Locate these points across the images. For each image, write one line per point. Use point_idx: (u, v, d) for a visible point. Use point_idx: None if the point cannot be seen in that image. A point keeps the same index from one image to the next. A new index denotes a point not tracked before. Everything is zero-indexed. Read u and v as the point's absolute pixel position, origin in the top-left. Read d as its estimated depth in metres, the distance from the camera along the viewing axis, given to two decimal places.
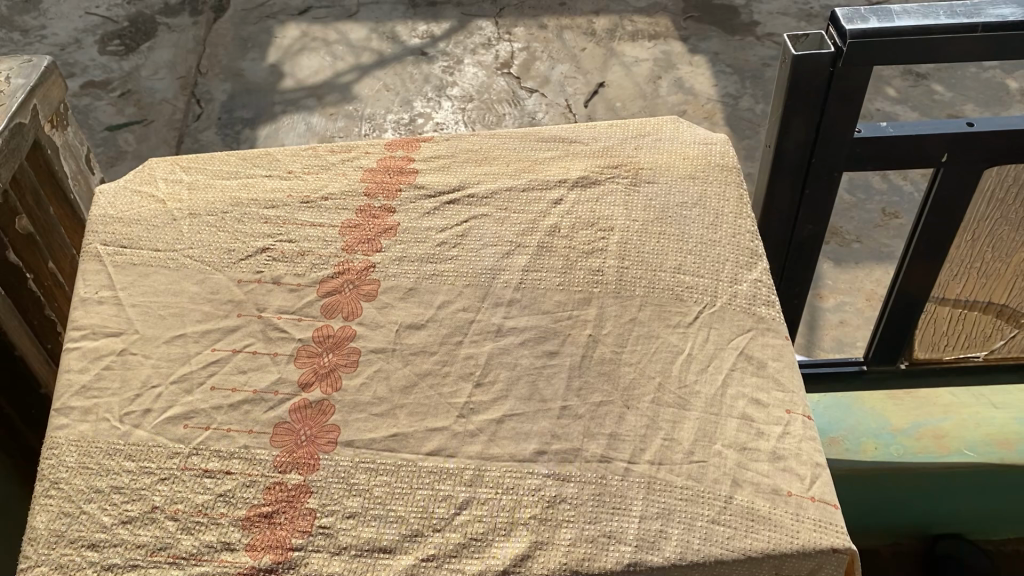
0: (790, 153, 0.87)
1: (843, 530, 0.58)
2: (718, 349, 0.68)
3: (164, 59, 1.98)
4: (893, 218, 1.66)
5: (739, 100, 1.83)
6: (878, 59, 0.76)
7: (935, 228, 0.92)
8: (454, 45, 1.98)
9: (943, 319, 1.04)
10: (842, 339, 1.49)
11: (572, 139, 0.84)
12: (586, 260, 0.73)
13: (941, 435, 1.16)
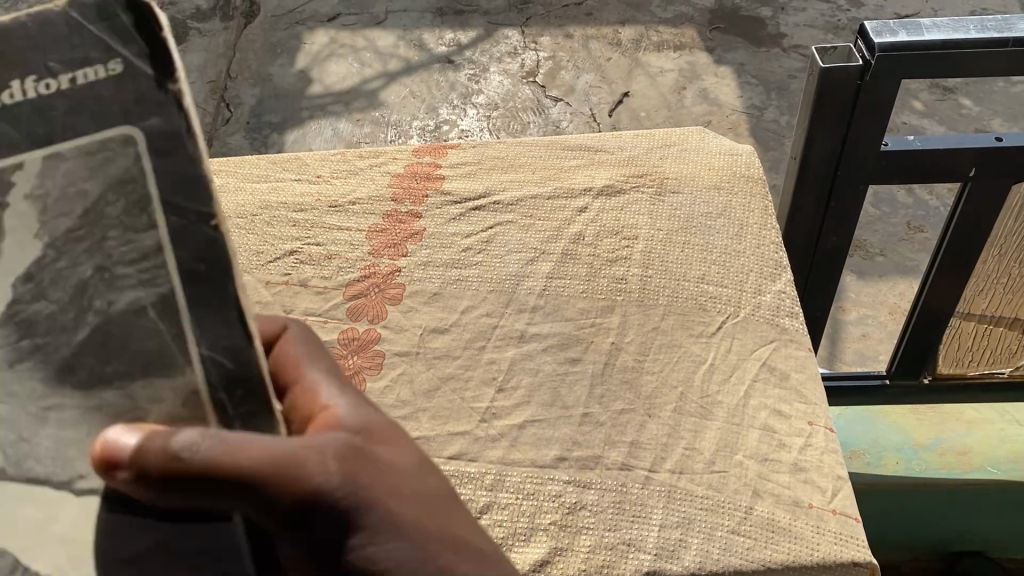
0: (815, 166, 0.86)
1: (864, 544, 0.58)
2: (740, 360, 0.68)
3: (195, 63, 2.01)
4: (918, 231, 1.64)
5: (763, 112, 1.83)
6: (906, 73, 0.76)
7: (961, 243, 0.91)
8: (480, 53, 1.99)
9: (967, 334, 1.04)
10: (864, 354, 1.49)
11: (597, 148, 0.85)
12: (610, 268, 0.73)
13: (965, 451, 1.15)
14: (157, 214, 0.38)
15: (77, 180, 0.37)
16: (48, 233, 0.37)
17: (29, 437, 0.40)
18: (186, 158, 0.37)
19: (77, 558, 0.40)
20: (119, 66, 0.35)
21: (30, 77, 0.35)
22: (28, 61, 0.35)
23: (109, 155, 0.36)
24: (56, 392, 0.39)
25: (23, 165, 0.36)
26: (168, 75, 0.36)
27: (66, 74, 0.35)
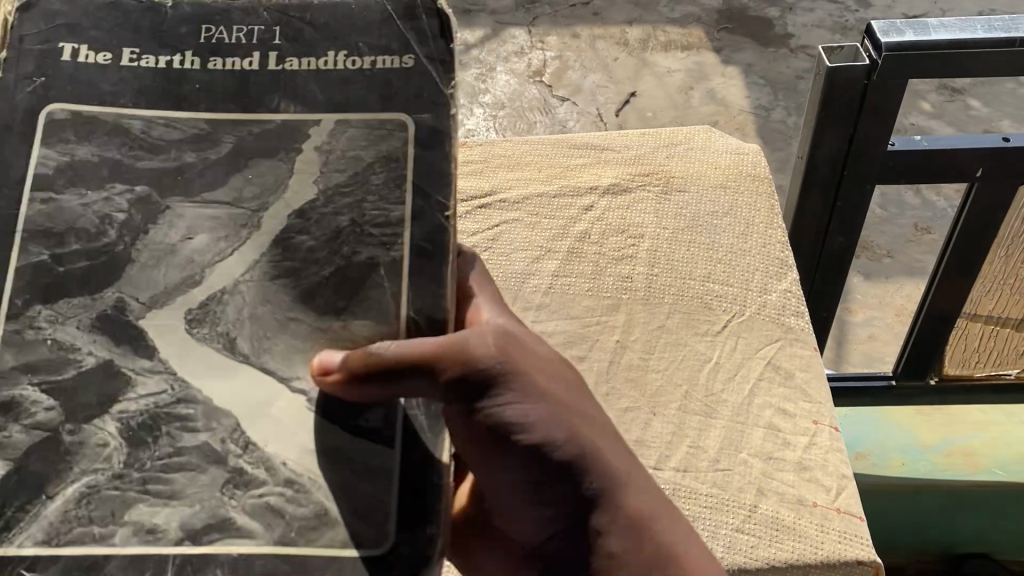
0: (822, 165, 0.86)
1: (869, 542, 0.58)
2: (745, 358, 0.68)
3: None
4: (925, 234, 1.63)
5: (771, 112, 1.86)
6: (912, 72, 0.76)
7: (968, 243, 0.91)
8: (487, 53, 1.97)
9: (974, 335, 1.03)
10: (870, 355, 1.49)
11: (603, 146, 0.84)
12: (616, 266, 0.73)
13: (970, 453, 1.15)
14: (407, 193, 0.47)
15: (354, 147, 0.48)
16: (322, 182, 0.48)
17: (270, 337, 0.46)
18: (436, 150, 0.47)
19: (287, 436, 0.44)
20: (410, 62, 0.48)
21: (342, 51, 0.48)
22: (347, 40, 0.49)
23: (380, 135, 0.48)
24: (299, 307, 0.46)
25: (321, 122, 0.48)
26: (446, 78, 0.48)
27: (370, 57, 0.48)
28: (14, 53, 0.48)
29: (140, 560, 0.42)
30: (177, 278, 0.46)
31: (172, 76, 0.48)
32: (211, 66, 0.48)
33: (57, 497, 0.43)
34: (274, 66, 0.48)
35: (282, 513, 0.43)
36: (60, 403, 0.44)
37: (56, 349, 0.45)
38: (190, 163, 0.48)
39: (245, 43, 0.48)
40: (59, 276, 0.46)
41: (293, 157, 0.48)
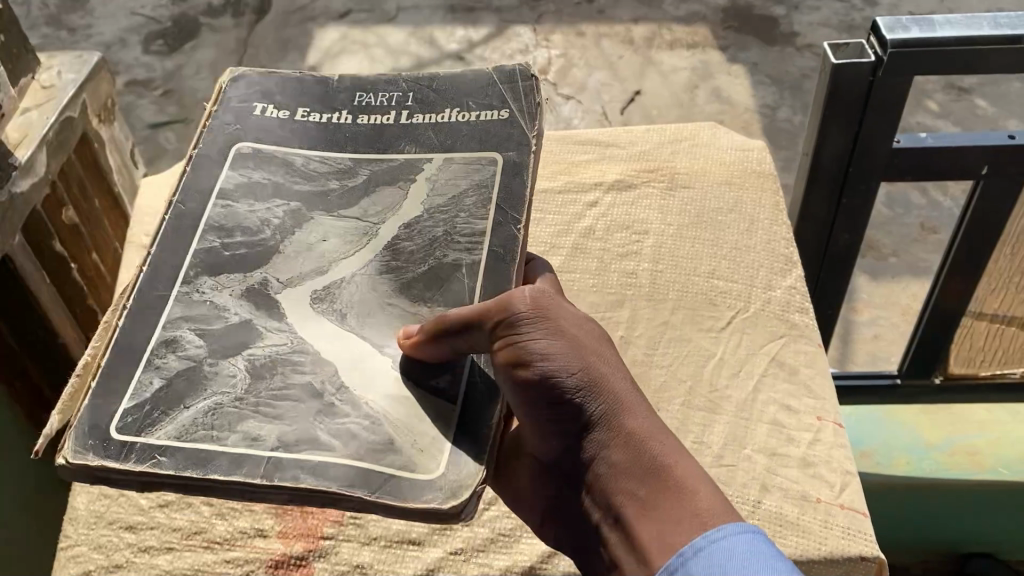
0: (827, 162, 0.86)
1: (872, 539, 0.58)
2: (750, 355, 0.68)
3: (206, 59, 1.96)
4: (931, 233, 1.63)
5: (777, 111, 1.84)
6: (917, 68, 0.76)
7: (973, 240, 0.91)
8: (492, 51, 1.96)
9: (979, 333, 1.03)
10: (875, 355, 1.49)
11: (608, 143, 0.84)
12: (620, 262, 0.73)
13: (975, 452, 1.14)
14: (491, 213, 0.57)
15: (453, 178, 0.59)
16: (427, 204, 0.59)
17: (373, 314, 0.54)
18: (517, 180, 0.58)
19: (372, 385, 0.51)
20: (505, 114, 0.61)
21: (456, 109, 0.63)
22: (460, 101, 0.63)
23: (474, 168, 0.59)
24: (398, 296, 0.55)
25: (431, 162, 0.61)
26: (532, 126, 0.61)
27: (477, 111, 0.62)
28: (221, 111, 0.65)
29: (242, 459, 0.47)
30: (311, 269, 0.56)
31: (331, 128, 0.63)
32: (357, 121, 0.63)
33: (190, 408, 0.50)
34: (404, 120, 0.63)
35: (358, 436, 0.48)
36: (206, 344, 0.53)
37: (210, 306, 0.54)
38: (331, 188, 0.60)
39: (387, 105, 0.64)
40: (225, 258, 0.57)
41: (410, 184, 0.60)
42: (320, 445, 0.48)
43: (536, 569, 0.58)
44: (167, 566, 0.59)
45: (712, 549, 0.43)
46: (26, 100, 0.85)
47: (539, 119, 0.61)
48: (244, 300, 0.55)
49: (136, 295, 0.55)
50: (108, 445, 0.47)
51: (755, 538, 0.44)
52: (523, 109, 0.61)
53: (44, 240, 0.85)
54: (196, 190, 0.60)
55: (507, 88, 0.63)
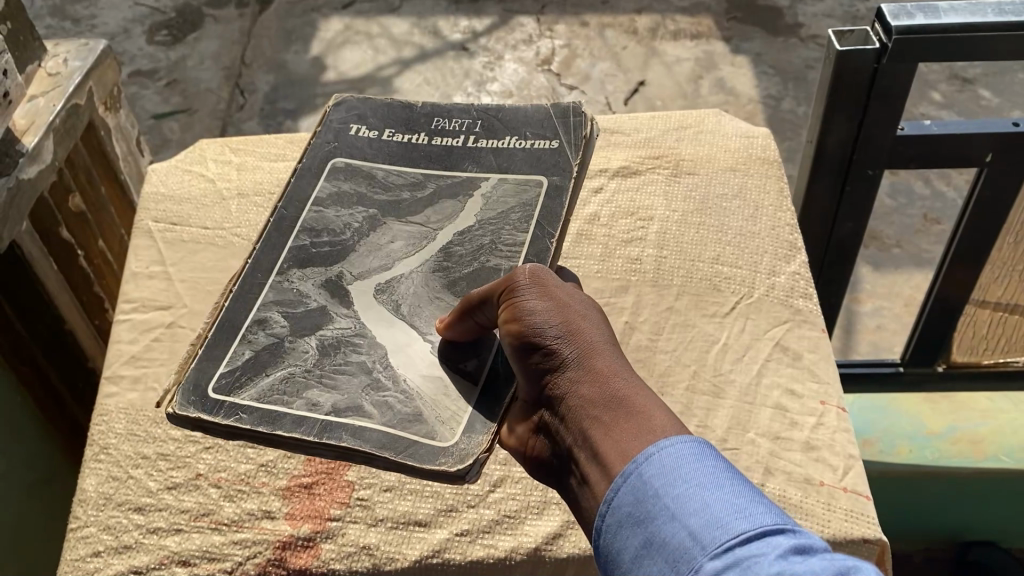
0: (830, 150, 0.87)
1: (875, 521, 0.58)
2: (754, 340, 0.68)
3: (211, 50, 1.96)
4: (934, 223, 1.63)
5: (781, 101, 1.83)
6: (921, 55, 0.75)
7: (977, 228, 0.91)
8: (496, 41, 1.96)
9: (983, 322, 1.03)
10: (878, 345, 1.49)
11: (614, 130, 0.85)
12: (625, 248, 0.74)
13: (977, 440, 1.15)
14: (532, 228, 0.61)
15: (504, 196, 0.64)
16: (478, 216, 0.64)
17: (422, 303, 0.59)
18: (558, 200, 0.62)
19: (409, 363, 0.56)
20: (555, 143, 0.66)
21: (514, 136, 0.67)
22: (519, 129, 0.68)
23: (522, 189, 0.63)
24: (446, 292, 0.59)
25: (487, 181, 0.66)
26: (576, 153, 0.64)
27: (530, 139, 0.67)
28: (323, 129, 0.72)
29: (304, 419, 0.53)
30: (378, 266, 0.62)
31: (409, 147, 0.69)
32: (431, 142, 0.69)
33: (270, 374, 0.56)
34: (470, 144, 0.68)
35: (393, 407, 0.53)
36: (289, 324, 0.59)
37: (296, 293, 0.61)
38: (402, 199, 0.66)
39: (455, 130, 0.69)
40: (312, 254, 0.63)
41: (466, 198, 0.65)
42: (370, 413, 0.53)
43: (541, 550, 0.59)
44: (175, 548, 0.60)
45: (663, 452, 0.44)
46: (33, 87, 0.86)
47: (586, 149, 0.64)
48: (322, 289, 0.61)
49: (240, 281, 0.62)
50: (205, 403, 0.54)
51: (702, 445, 0.44)
52: (573, 139, 0.65)
53: (51, 226, 0.85)
54: (294, 195, 0.67)
55: (561, 121, 0.67)
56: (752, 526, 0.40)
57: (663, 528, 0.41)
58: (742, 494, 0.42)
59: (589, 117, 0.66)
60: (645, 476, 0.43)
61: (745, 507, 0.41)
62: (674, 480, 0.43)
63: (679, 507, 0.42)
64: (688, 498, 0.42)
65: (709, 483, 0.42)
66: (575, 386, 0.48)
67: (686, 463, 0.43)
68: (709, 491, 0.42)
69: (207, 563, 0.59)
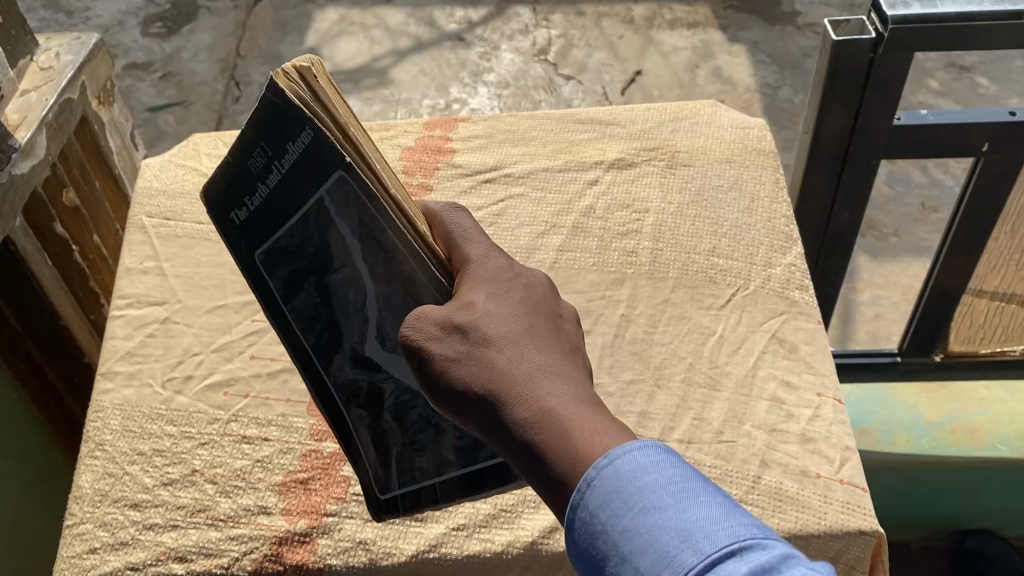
0: (827, 139, 0.86)
1: (871, 513, 0.58)
2: (750, 331, 0.68)
3: (205, 41, 1.95)
4: (932, 212, 1.63)
5: (777, 90, 1.83)
6: (917, 45, 0.75)
7: (973, 218, 0.91)
8: (491, 31, 1.95)
9: (980, 311, 1.03)
10: (876, 334, 1.49)
11: (608, 121, 0.84)
12: (620, 241, 0.74)
13: (975, 429, 1.15)
14: (384, 220, 0.50)
15: (348, 204, 0.49)
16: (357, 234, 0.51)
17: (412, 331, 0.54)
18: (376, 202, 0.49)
19: None
20: (309, 136, 0.47)
21: (293, 148, 0.47)
22: (285, 141, 0.47)
23: (348, 189, 0.48)
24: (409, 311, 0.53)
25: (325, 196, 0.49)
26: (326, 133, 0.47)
27: (300, 142, 0.47)
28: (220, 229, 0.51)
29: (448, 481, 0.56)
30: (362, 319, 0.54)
31: (267, 213, 0.50)
32: (267, 196, 0.50)
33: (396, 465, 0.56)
34: (286, 175, 0.49)
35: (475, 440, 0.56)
36: (368, 411, 0.55)
37: (349, 382, 0.55)
38: (314, 255, 0.52)
39: (264, 167, 0.49)
40: (324, 344, 0.54)
41: (338, 222, 0.50)
42: (456, 463, 0.56)
43: (538, 544, 0.58)
44: (172, 544, 0.60)
45: (601, 478, 0.41)
46: (25, 82, 0.85)
47: (333, 109, 0.47)
48: (358, 367, 0.55)
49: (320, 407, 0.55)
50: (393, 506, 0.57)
51: (638, 453, 0.42)
52: (318, 112, 0.47)
53: (44, 221, 0.85)
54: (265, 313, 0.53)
55: (290, 107, 0.46)
56: (699, 557, 0.38)
57: (617, 569, 0.40)
58: (686, 514, 0.40)
59: (300, 72, 0.46)
60: (591, 509, 0.41)
61: (691, 533, 0.39)
62: (618, 511, 0.41)
63: (627, 543, 0.40)
64: (634, 531, 0.40)
65: (653, 508, 0.40)
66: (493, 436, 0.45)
67: (627, 488, 0.41)
68: (653, 518, 0.40)
69: (204, 559, 0.59)
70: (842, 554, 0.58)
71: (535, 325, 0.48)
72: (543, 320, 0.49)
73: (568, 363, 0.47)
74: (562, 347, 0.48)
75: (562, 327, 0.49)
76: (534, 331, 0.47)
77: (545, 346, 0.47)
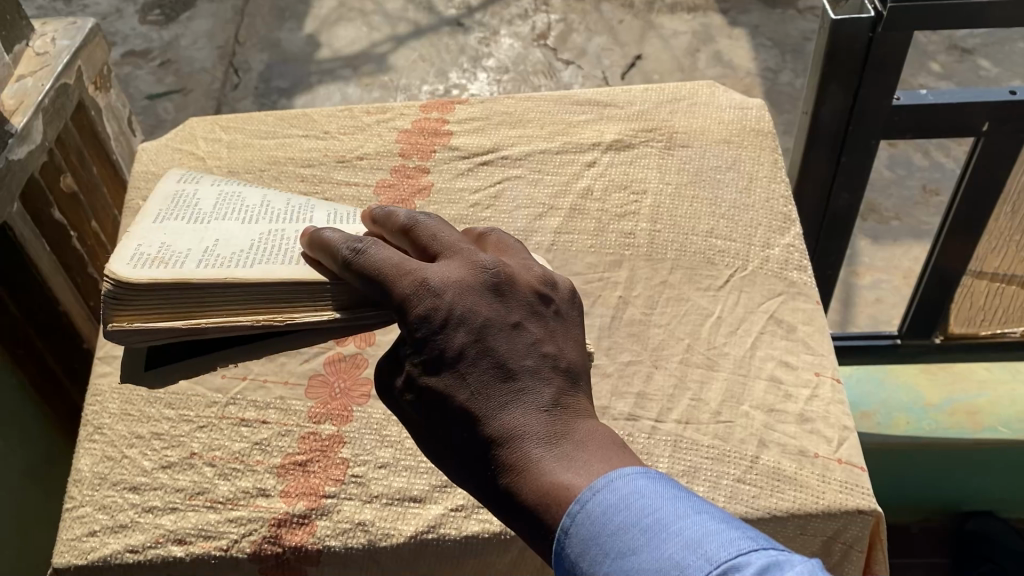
0: (826, 121, 0.86)
1: (869, 492, 0.58)
2: (748, 312, 0.68)
3: (204, 29, 1.94)
4: (933, 195, 1.61)
5: (778, 74, 1.82)
6: (916, 24, 0.74)
7: (975, 198, 0.90)
8: (490, 16, 1.94)
9: (980, 292, 1.02)
10: (876, 317, 1.49)
11: (607, 103, 0.84)
12: (618, 223, 0.73)
13: (974, 411, 1.15)
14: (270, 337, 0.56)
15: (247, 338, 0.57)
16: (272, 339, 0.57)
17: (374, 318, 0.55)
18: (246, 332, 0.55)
19: None
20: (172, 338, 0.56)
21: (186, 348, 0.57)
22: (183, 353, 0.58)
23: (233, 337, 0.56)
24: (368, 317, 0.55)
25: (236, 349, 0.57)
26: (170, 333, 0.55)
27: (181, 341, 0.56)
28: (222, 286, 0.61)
29: None
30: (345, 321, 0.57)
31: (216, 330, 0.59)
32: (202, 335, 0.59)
33: None
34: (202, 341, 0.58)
35: None
36: None
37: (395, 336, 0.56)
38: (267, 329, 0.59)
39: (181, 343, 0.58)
40: None
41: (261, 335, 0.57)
42: None
43: None
44: (170, 526, 0.60)
45: (576, 527, 0.42)
46: (21, 67, 0.85)
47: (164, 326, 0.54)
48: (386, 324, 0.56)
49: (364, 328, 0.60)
50: None
51: (607, 496, 0.42)
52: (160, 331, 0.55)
53: (42, 207, 0.84)
54: None
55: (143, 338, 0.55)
56: None
57: None
58: (660, 552, 0.40)
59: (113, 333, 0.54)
60: (573, 559, 0.42)
61: (669, 570, 0.39)
62: (597, 558, 0.41)
63: None
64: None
65: (628, 550, 0.41)
66: (481, 493, 0.46)
67: (602, 533, 0.41)
68: (630, 561, 0.40)
69: (203, 541, 0.59)
70: (841, 533, 0.58)
71: (482, 376, 0.45)
72: (490, 362, 0.45)
73: (524, 405, 0.45)
74: (517, 388, 0.45)
75: (515, 353, 0.46)
76: (482, 385, 0.45)
77: (496, 395, 0.45)
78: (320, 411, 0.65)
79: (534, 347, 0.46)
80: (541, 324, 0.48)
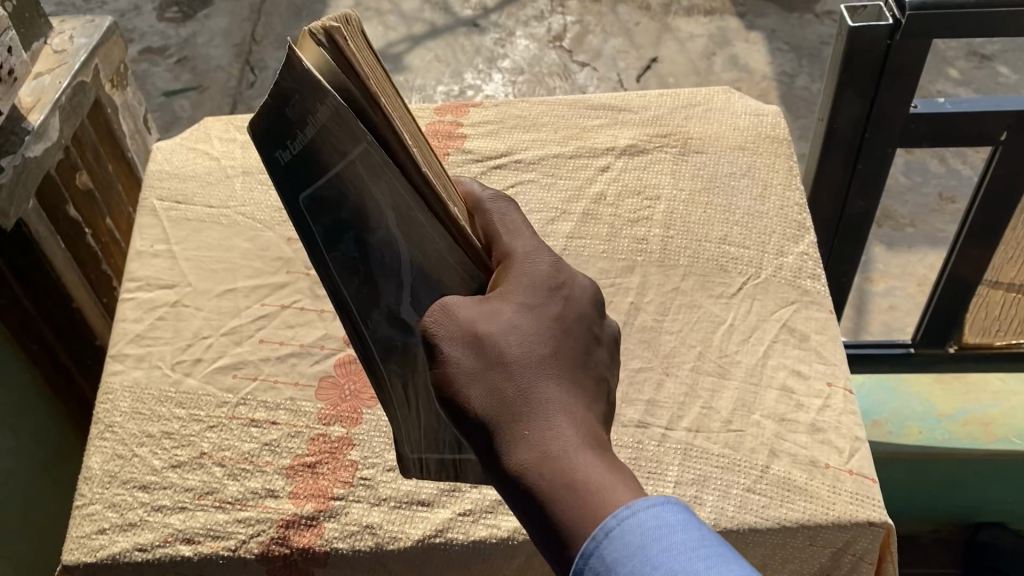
0: (842, 128, 0.85)
1: (880, 504, 0.58)
2: (760, 321, 0.67)
3: (221, 26, 1.95)
4: (949, 202, 1.60)
5: (794, 78, 1.81)
6: (936, 32, 0.74)
7: (993, 207, 0.89)
8: (506, 17, 1.94)
9: (996, 302, 1.02)
10: (890, 325, 1.48)
11: (621, 108, 0.84)
12: (631, 228, 0.73)
13: (988, 422, 1.14)
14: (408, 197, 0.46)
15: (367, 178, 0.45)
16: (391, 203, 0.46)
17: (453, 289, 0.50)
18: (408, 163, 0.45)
19: None
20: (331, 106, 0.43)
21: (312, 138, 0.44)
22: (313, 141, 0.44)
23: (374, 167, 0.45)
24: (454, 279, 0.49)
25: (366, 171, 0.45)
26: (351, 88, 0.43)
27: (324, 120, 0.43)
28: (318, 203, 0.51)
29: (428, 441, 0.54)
30: None
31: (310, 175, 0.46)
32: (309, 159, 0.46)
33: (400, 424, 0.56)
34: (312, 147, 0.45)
35: None
36: None
37: None
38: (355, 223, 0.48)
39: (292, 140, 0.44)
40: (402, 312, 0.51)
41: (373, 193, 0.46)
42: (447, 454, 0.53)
43: None
44: (179, 526, 0.60)
45: (625, 526, 0.40)
46: (39, 64, 0.86)
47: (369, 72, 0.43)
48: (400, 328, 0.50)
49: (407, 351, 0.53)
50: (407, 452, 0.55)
51: (666, 512, 0.40)
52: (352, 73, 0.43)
53: (58, 204, 0.85)
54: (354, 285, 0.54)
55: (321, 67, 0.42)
56: None
57: None
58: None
59: (329, 33, 0.42)
60: (608, 563, 0.39)
61: None
62: (640, 567, 0.39)
63: None
64: None
65: (682, 570, 0.38)
66: (492, 455, 0.43)
67: (652, 545, 0.39)
68: None
69: (211, 541, 0.59)
70: (850, 545, 0.58)
71: (564, 349, 0.45)
72: (575, 347, 0.46)
73: (588, 401, 0.45)
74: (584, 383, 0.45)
75: (591, 356, 0.47)
76: (562, 359, 0.45)
77: (572, 376, 0.45)
78: (328, 413, 0.65)
79: (604, 368, 0.48)
80: (612, 355, 0.49)
